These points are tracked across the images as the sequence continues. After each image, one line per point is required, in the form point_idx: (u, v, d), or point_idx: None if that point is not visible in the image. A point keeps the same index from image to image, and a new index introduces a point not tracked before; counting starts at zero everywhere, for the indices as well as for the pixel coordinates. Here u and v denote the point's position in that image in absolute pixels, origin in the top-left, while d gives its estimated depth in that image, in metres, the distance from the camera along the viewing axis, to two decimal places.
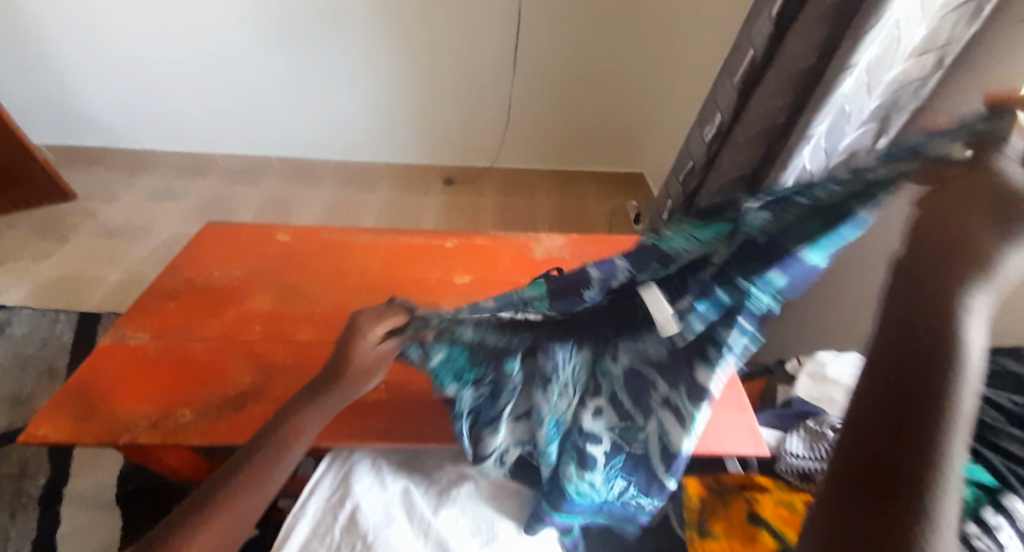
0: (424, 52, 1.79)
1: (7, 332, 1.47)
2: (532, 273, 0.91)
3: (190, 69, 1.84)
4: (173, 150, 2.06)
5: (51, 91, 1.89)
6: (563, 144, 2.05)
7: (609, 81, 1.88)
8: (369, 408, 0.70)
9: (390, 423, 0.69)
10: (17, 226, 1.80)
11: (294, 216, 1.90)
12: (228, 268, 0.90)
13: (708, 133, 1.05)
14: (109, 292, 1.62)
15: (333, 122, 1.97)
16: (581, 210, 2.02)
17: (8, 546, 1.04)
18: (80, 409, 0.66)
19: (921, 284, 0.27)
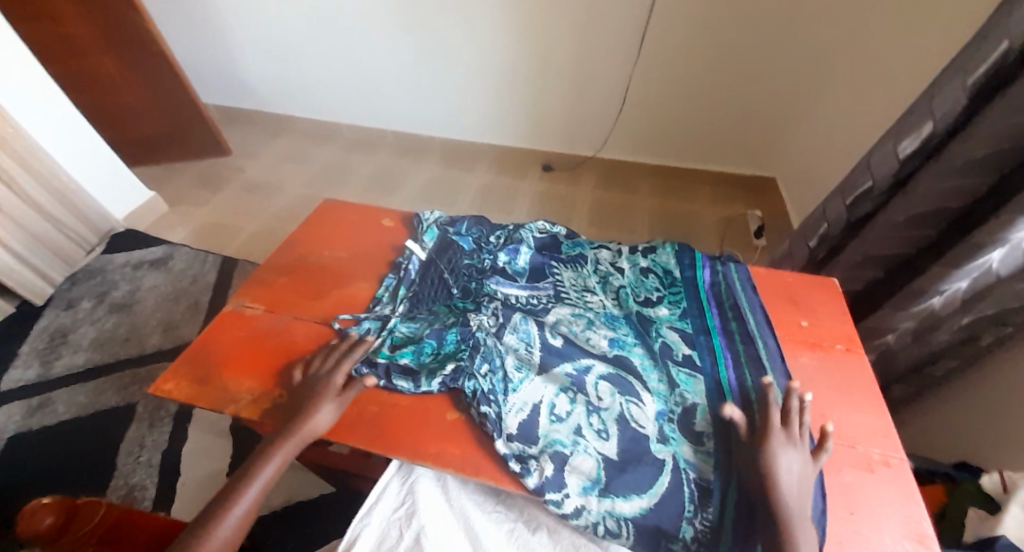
0: (540, 34, 1.66)
1: (169, 265, 1.73)
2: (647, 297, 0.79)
3: (322, 42, 1.93)
4: (306, 116, 2.25)
5: (216, 57, 2.14)
6: (686, 140, 1.82)
7: (753, 72, 1.59)
8: (441, 425, 0.64)
9: (463, 449, 0.61)
10: (185, 174, 2.11)
11: (399, 189, 1.97)
12: (337, 250, 0.92)
13: (905, 147, 0.79)
14: (243, 242, 1.82)
15: (444, 99, 1.96)
16: (695, 214, 1.80)
17: (143, 452, 1.23)
18: (200, 373, 0.72)
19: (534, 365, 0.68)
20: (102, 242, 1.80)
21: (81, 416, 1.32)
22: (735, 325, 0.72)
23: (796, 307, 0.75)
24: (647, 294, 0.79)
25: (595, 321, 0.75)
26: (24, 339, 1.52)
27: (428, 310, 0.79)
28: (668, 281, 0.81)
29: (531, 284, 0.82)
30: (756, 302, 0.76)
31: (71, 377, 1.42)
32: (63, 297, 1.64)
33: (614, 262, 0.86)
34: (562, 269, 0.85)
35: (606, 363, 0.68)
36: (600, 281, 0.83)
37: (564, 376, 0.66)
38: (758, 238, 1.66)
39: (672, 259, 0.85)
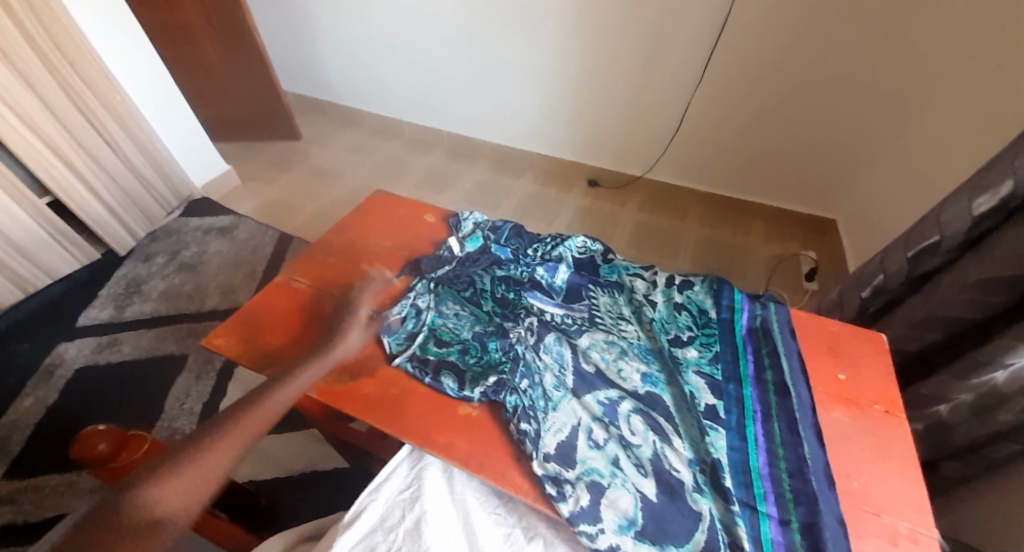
0: (602, 51, 1.67)
1: (234, 234, 1.88)
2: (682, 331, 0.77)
3: (397, 44, 2.04)
4: (373, 111, 2.37)
5: (301, 50, 2.31)
6: (744, 171, 1.77)
7: (823, 108, 1.52)
8: (468, 427, 0.66)
9: (476, 449, 0.64)
10: (259, 153, 2.28)
11: (448, 188, 2.03)
12: (382, 239, 0.97)
13: (980, 205, 0.73)
14: (301, 222, 1.94)
15: (502, 108, 2.01)
16: (743, 248, 1.73)
17: (188, 400, 1.34)
18: (246, 334, 0.78)
19: (574, 388, 0.68)
20: (181, 206, 1.98)
21: (140, 358, 1.46)
22: (769, 374, 0.69)
23: (836, 358, 0.71)
24: (677, 332, 0.77)
25: (625, 353, 0.73)
26: (104, 283, 1.70)
27: (459, 312, 0.82)
28: (703, 321, 0.78)
29: (566, 305, 0.82)
30: (793, 347, 0.72)
31: (138, 322, 1.57)
32: (143, 251, 1.82)
33: (648, 294, 0.84)
34: (599, 294, 0.85)
35: (633, 400, 0.66)
36: (634, 312, 0.82)
37: (596, 404, 0.66)
38: (810, 282, 1.58)
39: (709, 299, 0.81)
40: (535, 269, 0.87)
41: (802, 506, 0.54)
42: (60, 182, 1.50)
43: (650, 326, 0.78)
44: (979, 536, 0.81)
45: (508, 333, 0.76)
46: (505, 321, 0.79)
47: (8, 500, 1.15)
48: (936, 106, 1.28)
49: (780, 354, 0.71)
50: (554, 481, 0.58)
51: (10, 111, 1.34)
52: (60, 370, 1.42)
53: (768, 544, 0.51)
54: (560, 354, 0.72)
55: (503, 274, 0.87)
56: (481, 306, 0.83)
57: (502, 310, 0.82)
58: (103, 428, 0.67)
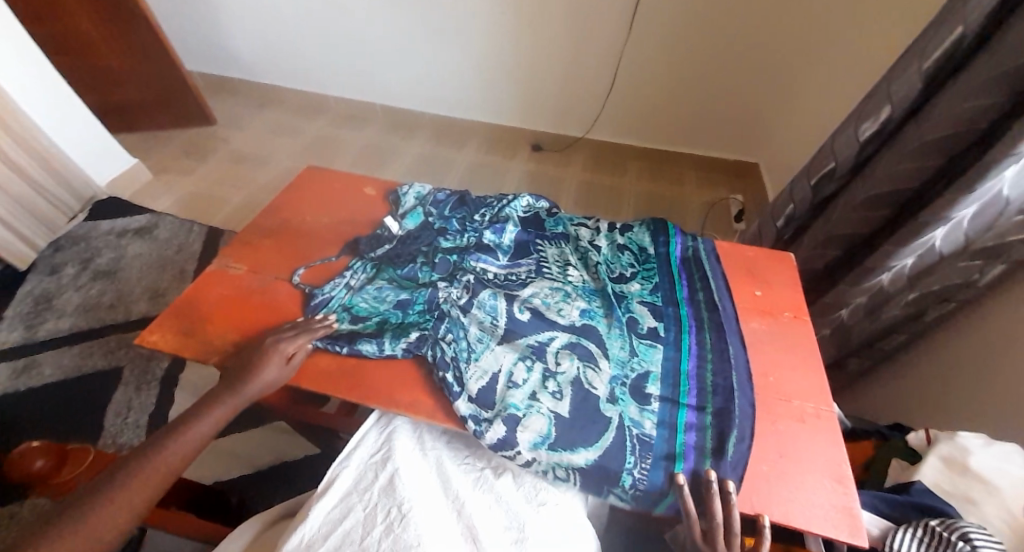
0: (530, 8, 1.64)
1: (154, 234, 1.73)
2: (626, 271, 0.82)
3: (312, 15, 1.90)
4: (295, 88, 2.22)
5: (202, 25, 2.09)
6: (671, 122, 1.85)
7: (739, 56, 1.61)
8: (403, 383, 0.68)
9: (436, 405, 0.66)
10: (170, 143, 2.09)
11: (387, 165, 1.97)
12: (319, 216, 0.94)
13: (865, 130, 0.83)
14: (230, 214, 1.82)
15: (434, 77, 1.96)
16: (676, 197, 1.83)
17: (131, 414, 1.27)
18: (183, 325, 0.74)
19: (494, 335, 0.71)
20: (85, 209, 1.79)
21: (67, 377, 1.34)
22: (701, 294, 0.77)
23: (751, 278, 0.79)
24: (621, 270, 0.82)
25: (571, 293, 0.77)
26: (8, 303, 1.53)
27: (391, 283, 0.81)
28: (643, 257, 0.84)
29: (512, 260, 0.84)
30: (718, 270, 0.81)
31: (57, 340, 1.44)
32: (47, 262, 1.64)
33: (593, 240, 0.88)
34: (547, 246, 0.87)
35: (569, 329, 0.71)
36: (581, 258, 0.85)
37: (525, 346, 0.69)
38: (738, 222, 1.71)
39: (647, 238, 0.88)
40: (478, 233, 0.87)
41: (719, 395, 0.63)
42: None
43: (594, 265, 0.82)
44: (883, 419, 0.96)
45: (433, 295, 0.76)
46: (425, 287, 0.79)
47: None
48: (836, 48, 1.39)
49: (708, 277, 0.79)
50: (473, 420, 0.61)
51: None
52: None
53: (682, 427, 0.59)
54: (486, 303, 0.75)
55: (445, 243, 0.86)
56: (412, 278, 0.81)
57: (442, 275, 0.80)
58: (32, 447, 0.63)
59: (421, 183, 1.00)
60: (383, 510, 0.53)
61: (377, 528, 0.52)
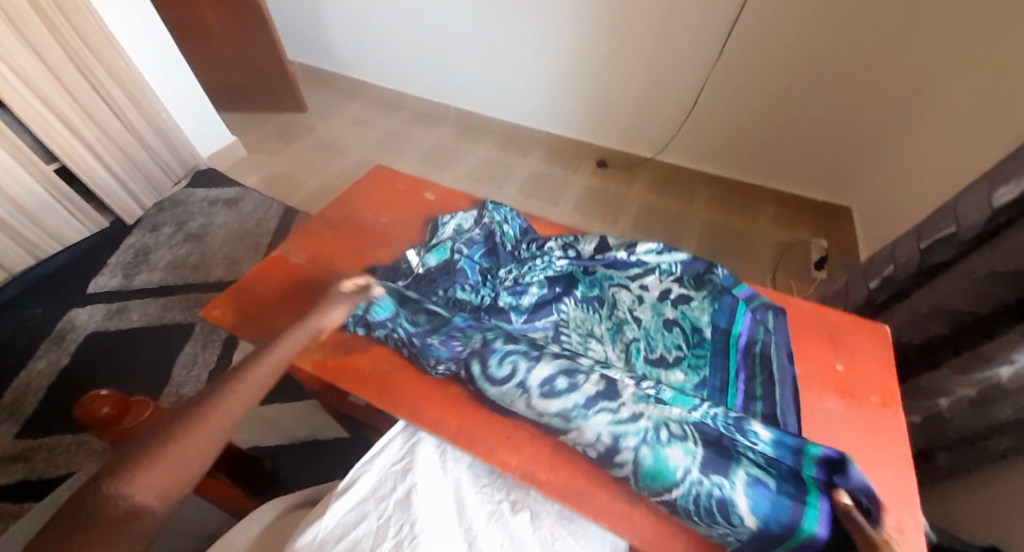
0: (615, 24, 1.59)
1: (240, 206, 1.88)
2: (668, 362, 0.68)
3: (403, 16, 1.98)
4: (380, 84, 2.33)
5: (307, 19, 2.25)
6: (755, 154, 1.71)
7: (844, 91, 1.45)
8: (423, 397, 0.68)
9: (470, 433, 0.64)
10: (264, 124, 2.26)
11: (454, 165, 2.01)
12: (379, 215, 0.96)
13: (1000, 196, 0.70)
14: (307, 196, 1.94)
15: (509, 85, 1.97)
16: (749, 232, 1.70)
17: (194, 368, 1.37)
18: (241, 306, 0.78)
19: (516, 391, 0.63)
20: (187, 176, 1.98)
21: (149, 325, 1.49)
22: (759, 407, 0.61)
23: (833, 349, 0.69)
24: (663, 351, 0.69)
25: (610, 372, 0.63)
26: (113, 252, 1.72)
27: (406, 321, 0.72)
28: (695, 340, 0.69)
29: (529, 322, 0.75)
30: (789, 371, 0.64)
31: (146, 291, 1.60)
32: (150, 221, 1.83)
33: (633, 309, 0.75)
34: (572, 306, 0.77)
35: (612, 414, 0.58)
36: (613, 327, 0.74)
37: (561, 404, 0.60)
38: (818, 270, 1.55)
39: (705, 316, 0.72)
40: (496, 291, 0.79)
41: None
42: (70, 153, 1.53)
43: (628, 343, 0.71)
44: (965, 529, 0.81)
45: (464, 354, 0.68)
46: (454, 338, 0.69)
47: (22, 456, 1.20)
48: (952, 94, 1.22)
49: (775, 383, 0.63)
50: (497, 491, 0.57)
51: (11, 73, 1.33)
52: (72, 335, 1.47)
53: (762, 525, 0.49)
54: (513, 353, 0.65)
55: (460, 292, 0.79)
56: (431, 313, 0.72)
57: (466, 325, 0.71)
58: (112, 393, 0.70)
59: (464, 213, 0.93)
60: (395, 524, 0.52)
61: (386, 543, 0.51)
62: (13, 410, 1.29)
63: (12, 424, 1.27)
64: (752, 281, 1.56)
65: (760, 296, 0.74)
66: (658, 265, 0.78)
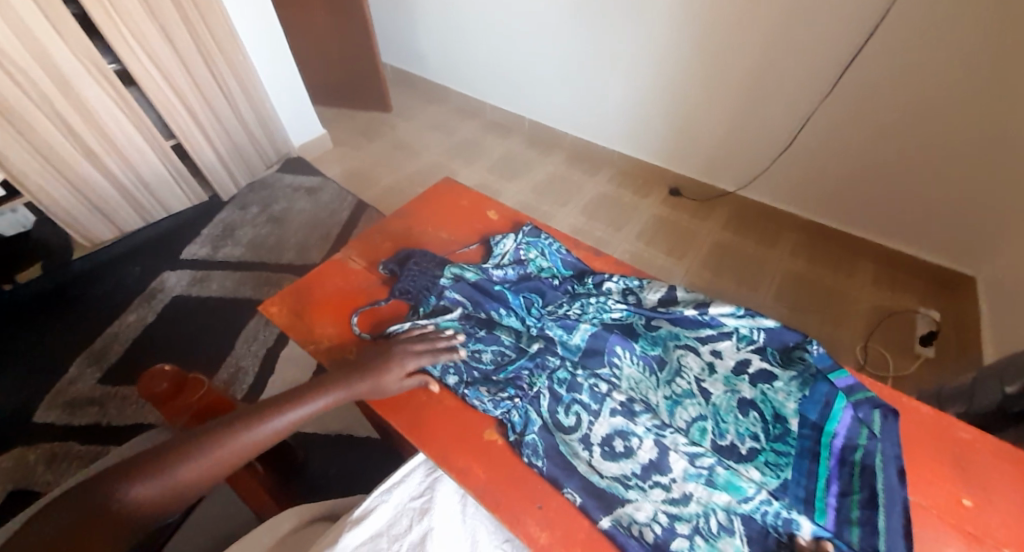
0: (713, 50, 1.48)
1: (319, 195, 1.98)
2: (742, 456, 0.58)
3: (494, 29, 2.00)
4: (462, 91, 2.38)
5: (404, 26, 2.35)
6: (857, 204, 1.52)
7: (980, 147, 1.23)
8: (460, 440, 0.64)
9: (506, 492, 0.58)
10: (351, 120, 2.38)
11: (522, 176, 1.99)
12: (438, 231, 0.95)
13: None
14: (379, 192, 2.01)
15: (589, 104, 1.92)
16: (842, 290, 1.50)
17: (254, 343, 1.44)
18: (296, 307, 0.82)
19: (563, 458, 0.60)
20: (278, 162, 2.12)
21: (224, 297, 1.60)
22: (856, 535, 0.50)
23: (959, 475, 0.56)
24: (734, 439, 0.60)
25: (666, 436, 0.60)
26: (206, 224, 1.87)
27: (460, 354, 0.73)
28: (774, 435, 0.60)
29: (577, 366, 0.69)
30: (898, 495, 0.53)
31: (226, 264, 1.72)
32: (241, 199, 1.98)
33: (700, 378, 0.66)
34: (627, 362, 0.69)
35: (665, 492, 0.55)
36: (673, 396, 0.65)
37: (617, 478, 0.57)
38: (925, 347, 1.33)
39: (792, 404, 0.62)
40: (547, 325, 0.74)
41: None
42: (184, 130, 1.68)
43: (691, 419, 0.62)
44: None
45: (531, 393, 0.66)
46: (520, 377, 0.68)
47: (100, 400, 1.32)
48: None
49: (879, 507, 0.52)
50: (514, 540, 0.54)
51: (150, 61, 1.50)
52: (160, 295, 1.61)
53: None
54: (571, 409, 0.64)
55: (513, 323, 0.75)
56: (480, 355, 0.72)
57: (534, 364, 0.69)
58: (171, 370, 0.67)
59: (519, 237, 0.89)
60: None
61: None
62: (102, 356, 1.43)
63: (98, 369, 1.40)
64: (834, 345, 1.37)
65: (866, 389, 0.63)
66: (736, 330, 0.71)
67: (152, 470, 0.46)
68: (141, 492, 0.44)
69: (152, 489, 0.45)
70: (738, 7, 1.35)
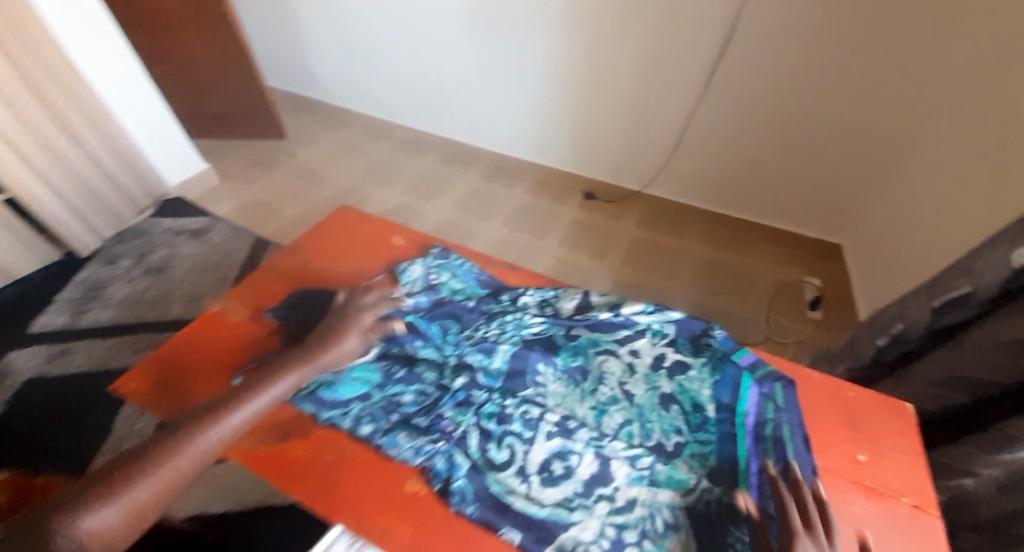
0: (601, 60, 1.57)
1: (208, 237, 1.77)
2: (670, 454, 0.58)
3: (389, 47, 1.95)
4: (366, 113, 2.28)
5: (293, 50, 2.22)
6: (746, 191, 1.67)
7: (832, 131, 1.41)
8: (374, 494, 0.57)
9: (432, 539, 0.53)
10: (242, 152, 2.18)
11: (438, 194, 1.94)
12: (337, 266, 0.87)
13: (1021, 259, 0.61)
14: (281, 226, 1.84)
15: (496, 118, 1.93)
16: (741, 269, 1.63)
17: (139, 419, 1.23)
18: (162, 377, 0.69)
19: (494, 494, 0.55)
20: (153, 205, 1.87)
21: (94, 370, 1.35)
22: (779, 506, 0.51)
23: (854, 435, 0.61)
24: (660, 437, 0.60)
25: (605, 446, 0.59)
26: (64, 287, 1.59)
27: (371, 401, 0.66)
28: (697, 423, 0.61)
29: (502, 393, 0.65)
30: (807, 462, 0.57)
31: (93, 331, 1.46)
32: (108, 252, 1.71)
33: (622, 382, 0.66)
34: (550, 379, 0.67)
35: (609, 503, 0.54)
36: (598, 406, 0.63)
37: (560, 502, 0.54)
38: (813, 310, 1.50)
39: (705, 390, 0.64)
40: (467, 350, 0.70)
41: None
42: (17, 180, 1.40)
43: (618, 425, 0.61)
44: None
45: (456, 435, 0.61)
46: (443, 418, 0.63)
47: None
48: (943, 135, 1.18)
49: (791, 476, 0.54)
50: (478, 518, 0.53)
51: None
52: (7, 379, 1.33)
53: None
54: (502, 439, 0.60)
55: (432, 354, 0.70)
56: (395, 402, 0.65)
57: (461, 399, 0.65)
58: None
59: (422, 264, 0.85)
60: None
61: None
62: None
63: None
64: (743, 321, 1.48)
65: (766, 364, 0.67)
66: (649, 327, 0.72)
67: (99, 500, 0.49)
68: (98, 527, 0.48)
69: (108, 520, 0.48)
70: (619, 19, 1.45)
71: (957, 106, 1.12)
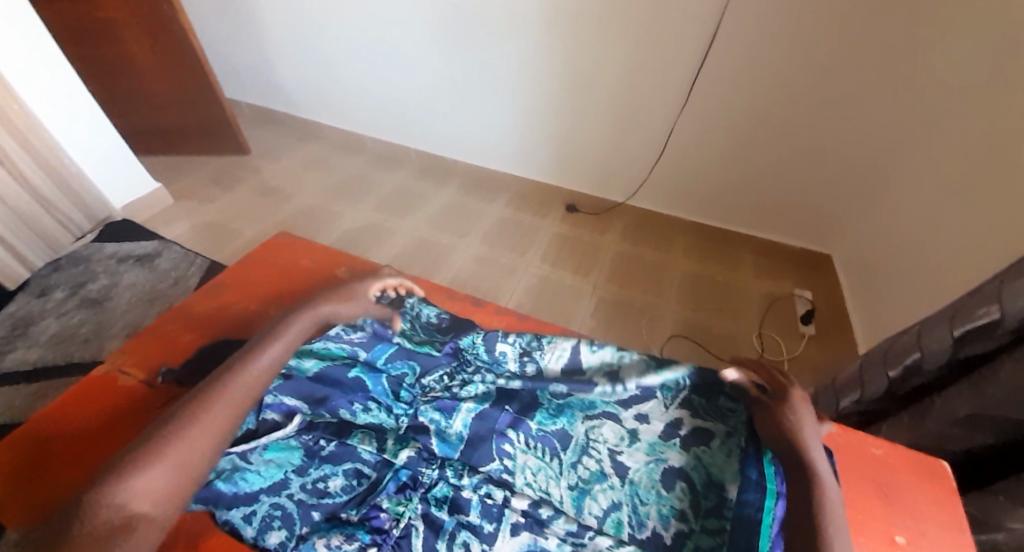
0: (579, 68, 1.48)
1: (155, 263, 1.62)
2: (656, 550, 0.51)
3: (357, 56, 1.84)
4: (335, 125, 2.16)
5: (256, 62, 2.09)
6: (735, 201, 1.59)
7: (822, 139, 1.35)
8: None
9: None
10: (200, 169, 2.03)
11: (412, 211, 1.82)
12: (264, 303, 0.85)
13: None
14: (239, 248, 1.70)
15: (473, 129, 1.83)
16: (730, 284, 1.54)
17: None
18: (26, 459, 0.63)
19: None
20: (96, 229, 1.70)
21: (10, 422, 1.17)
22: None
23: (888, 510, 0.56)
24: (657, 525, 0.53)
25: (585, 545, 0.51)
26: None
27: (299, 485, 0.56)
28: (707, 511, 0.53)
29: (466, 471, 0.58)
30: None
31: (16, 374, 1.29)
32: (40, 282, 1.53)
33: (615, 449, 0.60)
34: (518, 449, 0.60)
35: None
36: (580, 486, 0.57)
37: None
38: (806, 325, 1.40)
39: (731, 467, 0.57)
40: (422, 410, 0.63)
41: None
42: None
43: (604, 510, 0.55)
44: None
45: (393, 536, 0.52)
46: (380, 510, 0.54)
47: None
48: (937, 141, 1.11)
49: None
50: None
51: None
52: None
53: None
54: (457, 536, 0.52)
55: (379, 418, 0.62)
56: (322, 491, 0.55)
57: (405, 480, 0.57)
58: None
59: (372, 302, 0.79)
60: None
61: None
62: None
63: None
64: (735, 339, 1.39)
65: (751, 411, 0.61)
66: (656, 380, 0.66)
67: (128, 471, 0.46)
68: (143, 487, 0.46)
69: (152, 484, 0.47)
70: (599, 23, 1.36)
71: (954, 111, 1.06)
